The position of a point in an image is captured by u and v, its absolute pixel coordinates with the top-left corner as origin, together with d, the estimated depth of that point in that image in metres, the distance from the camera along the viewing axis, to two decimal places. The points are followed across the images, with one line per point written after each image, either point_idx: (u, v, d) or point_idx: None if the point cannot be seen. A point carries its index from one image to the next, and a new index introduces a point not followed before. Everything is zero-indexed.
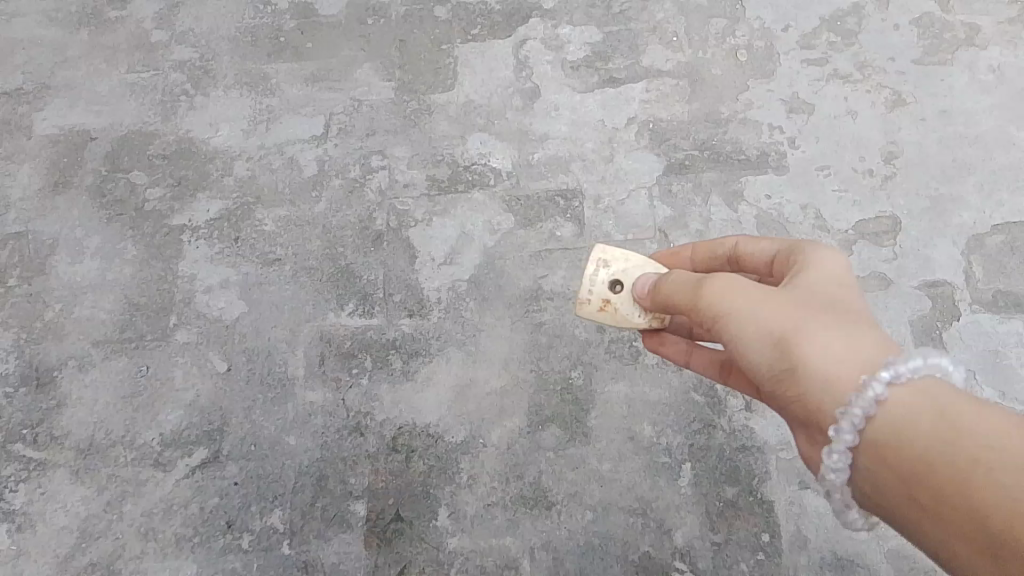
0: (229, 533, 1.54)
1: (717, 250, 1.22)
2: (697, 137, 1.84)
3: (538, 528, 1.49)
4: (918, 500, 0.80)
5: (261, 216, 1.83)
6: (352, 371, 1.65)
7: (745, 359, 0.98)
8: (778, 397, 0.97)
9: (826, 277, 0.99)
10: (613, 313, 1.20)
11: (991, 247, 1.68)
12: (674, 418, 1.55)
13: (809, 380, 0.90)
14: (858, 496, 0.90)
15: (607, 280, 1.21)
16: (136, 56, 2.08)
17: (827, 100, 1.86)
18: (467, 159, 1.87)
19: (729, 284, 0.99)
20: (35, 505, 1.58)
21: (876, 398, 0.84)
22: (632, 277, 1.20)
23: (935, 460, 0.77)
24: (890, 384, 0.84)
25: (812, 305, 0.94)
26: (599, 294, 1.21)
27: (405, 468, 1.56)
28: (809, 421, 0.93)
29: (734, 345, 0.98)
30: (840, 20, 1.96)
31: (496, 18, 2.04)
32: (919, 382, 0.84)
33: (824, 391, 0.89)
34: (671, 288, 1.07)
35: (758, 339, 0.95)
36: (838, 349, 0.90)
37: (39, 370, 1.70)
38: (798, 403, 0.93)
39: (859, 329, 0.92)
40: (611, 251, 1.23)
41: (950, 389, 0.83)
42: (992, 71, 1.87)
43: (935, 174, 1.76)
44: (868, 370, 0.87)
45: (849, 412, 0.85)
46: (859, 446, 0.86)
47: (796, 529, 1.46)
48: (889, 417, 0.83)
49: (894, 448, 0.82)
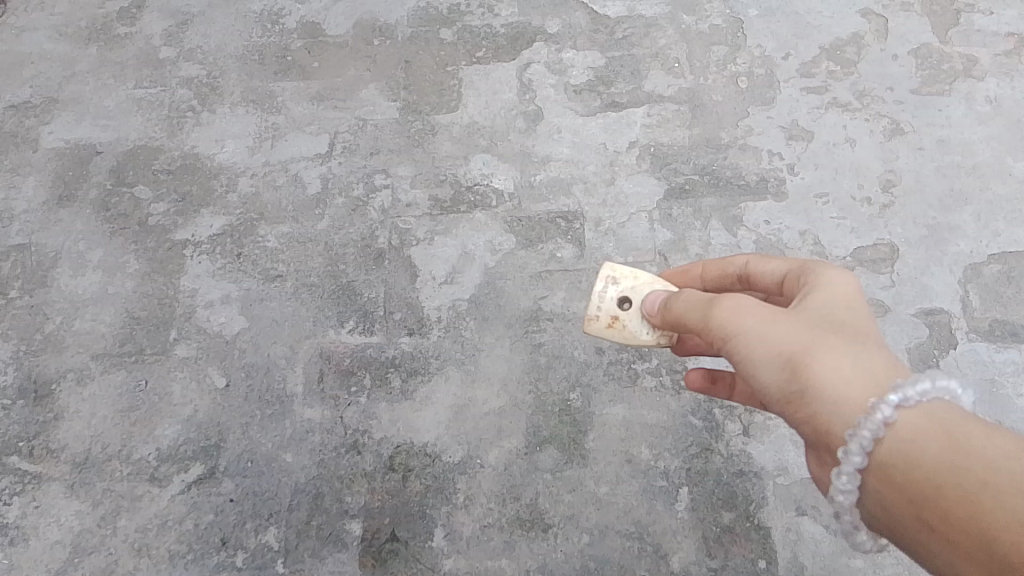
0: (223, 550, 1.52)
1: (727, 268, 1.22)
2: (698, 162, 1.86)
3: (534, 551, 1.48)
4: (926, 523, 0.79)
5: (263, 233, 1.84)
6: (350, 389, 1.65)
7: (753, 379, 0.98)
8: (786, 417, 0.97)
9: (836, 297, 0.98)
10: (621, 329, 1.21)
11: (989, 276, 1.68)
12: (672, 441, 1.55)
13: (818, 401, 0.90)
14: (867, 518, 0.89)
15: (616, 297, 1.22)
16: (144, 72, 2.10)
17: (827, 127, 1.88)
18: (470, 179, 1.88)
19: (738, 305, 0.99)
20: (28, 519, 1.57)
21: (885, 421, 0.83)
22: (640, 295, 1.21)
23: (943, 483, 0.77)
24: (900, 407, 0.84)
25: (822, 326, 0.94)
26: (607, 310, 1.22)
27: (401, 487, 1.55)
28: (818, 442, 0.93)
29: (743, 365, 0.98)
30: (840, 50, 1.99)
31: (501, 42, 2.07)
32: (928, 405, 0.83)
33: (833, 413, 0.88)
34: (681, 307, 1.07)
35: (767, 360, 0.94)
36: (848, 370, 0.89)
37: (38, 382, 1.70)
38: (806, 424, 0.93)
39: (869, 350, 0.91)
40: (620, 268, 1.24)
41: (960, 413, 0.82)
42: (989, 102, 1.89)
43: (933, 203, 1.77)
44: (877, 393, 0.86)
45: (858, 433, 0.85)
46: (867, 469, 0.85)
47: (793, 556, 1.44)
48: (899, 440, 0.82)
49: (903, 471, 0.81)
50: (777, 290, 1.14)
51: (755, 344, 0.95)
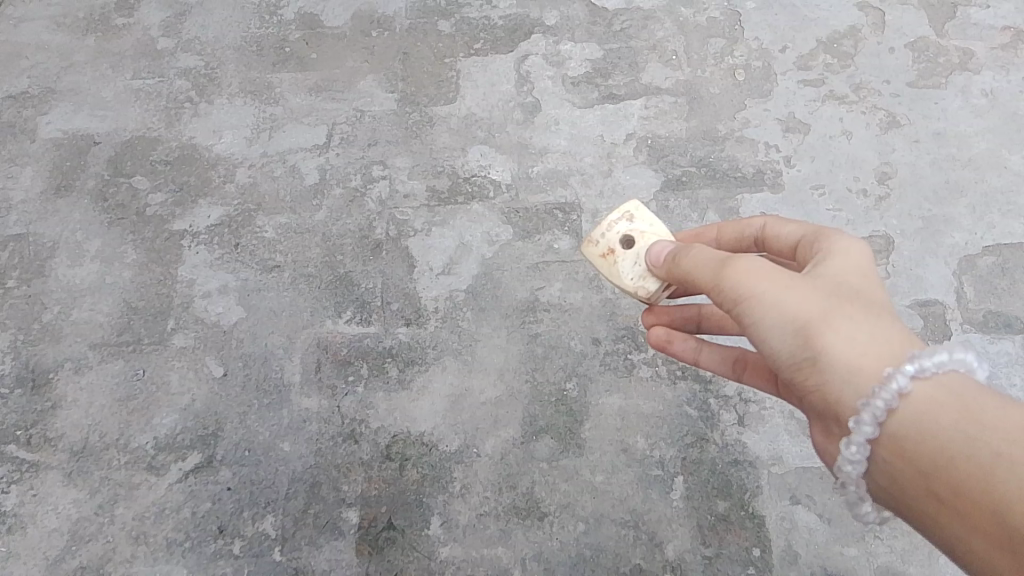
0: (221, 538, 1.53)
1: (742, 233, 1.22)
2: (695, 154, 1.87)
3: (530, 539, 1.49)
4: (937, 496, 0.82)
5: (261, 223, 1.84)
6: (348, 378, 1.66)
7: (763, 345, 0.96)
8: (793, 384, 0.97)
9: (850, 265, 0.98)
10: (611, 264, 1.24)
11: (983, 269, 1.69)
12: (668, 431, 1.56)
13: (830, 371, 0.90)
14: (873, 489, 0.92)
15: (622, 233, 1.25)
16: (142, 63, 2.10)
17: (823, 120, 1.89)
18: (468, 171, 1.89)
19: (754, 266, 0.96)
20: (26, 507, 1.58)
21: (900, 391, 0.85)
22: (645, 242, 1.22)
23: (958, 455, 0.80)
24: (914, 378, 0.85)
25: (837, 292, 0.94)
26: (608, 242, 1.25)
27: (399, 476, 1.56)
28: (827, 412, 0.94)
29: (753, 330, 0.96)
30: (837, 43, 2.00)
31: (499, 34, 2.08)
32: (942, 377, 0.85)
33: (847, 383, 0.89)
34: (691, 264, 1.04)
35: (781, 325, 0.93)
36: (862, 339, 0.90)
37: (36, 371, 1.71)
38: (816, 393, 0.94)
39: (883, 321, 0.92)
40: (641, 212, 1.27)
41: (972, 386, 0.85)
42: (985, 96, 1.90)
43: (928, 195, 1.78)
44: (891, 364, 0.87)
45: (872, 404, 0.86)
46: (878, 440, 0.87)
47: (786, 544, 1.46)
48: (912, 411, 0.85)
49: (915, 443, 0.84)
50: (789, 255, 1.13)
51: (769, 308, 0.94)
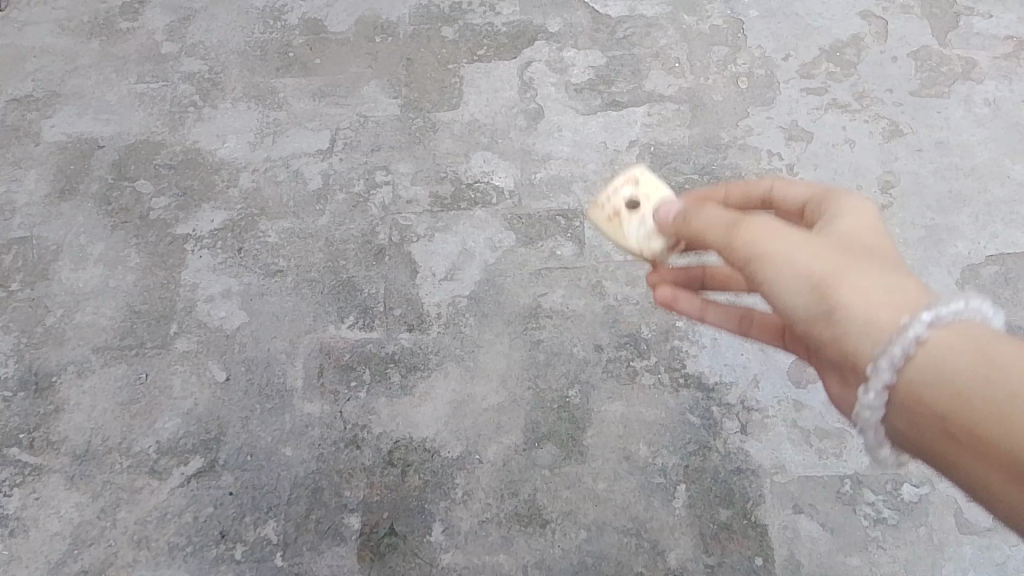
0: (222, 543, 1.53)
1: (751, 191, 1.19)
2: (698, 161, 1.87)
3: (532, 546, 1.49)
4: (957, 439, 0.76)
5: (264, 228, 1.84)
6: (350, 384, 1.66)
7: (778, 302, 0.91)
8: (809, 335, 0.92)
9: (861, 226, 0.93)
10: (616, 225, 1.23)
11: (986, 277, 1.68)
12: (670, 438, 1.56)
13: (845, 317, 0.84)
14: (894, 438, 0.86)
15: (628, 196, 1.24)
16: (146, 67, 2.11)
17: (826, 127, 1.89)
18: (471, 177, 1.89)
19: (764, 225, 0.92)
20: (28, 510, 1.58)
21: (916, 338, 0.78)
22: (651, 202, 1.22)
23: (976, 399, 0.73)
24: (932, 324, 0.78)
25: (850, 247, 0.89)
26: (614, 205, 1.24)
27: (400, 482, 1.56)
28: (844, 361, 0.88)
29: (765, 287, 0.92)
30: (840, 51, 2.00)
31: (502, 40, 2.09)
32: (959, 322, 0.78)
33: (863, 332, 0.83)
34: (702, 226, 0.99)
35: (795, 276, 0.88)
36: (878, 278, 0.85)
37: (39, 375, 1.71)
38: (834, 345, 0.87)
39: (896, 271, 0.86)
40: (645, 176, 1.26)
41: (993, 331, 0.77)
42: (989, 105, 1.90)
43: (931, 204, 1.78)
44: (908, 309, 0.81)
45: (888, 351, 0.80)
46: (898, 388, 0.80)
47: (789, 553, 1.45)
48: (931, 359, 0.78)
49: (932, 386, 0.77)
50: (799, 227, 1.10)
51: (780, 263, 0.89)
